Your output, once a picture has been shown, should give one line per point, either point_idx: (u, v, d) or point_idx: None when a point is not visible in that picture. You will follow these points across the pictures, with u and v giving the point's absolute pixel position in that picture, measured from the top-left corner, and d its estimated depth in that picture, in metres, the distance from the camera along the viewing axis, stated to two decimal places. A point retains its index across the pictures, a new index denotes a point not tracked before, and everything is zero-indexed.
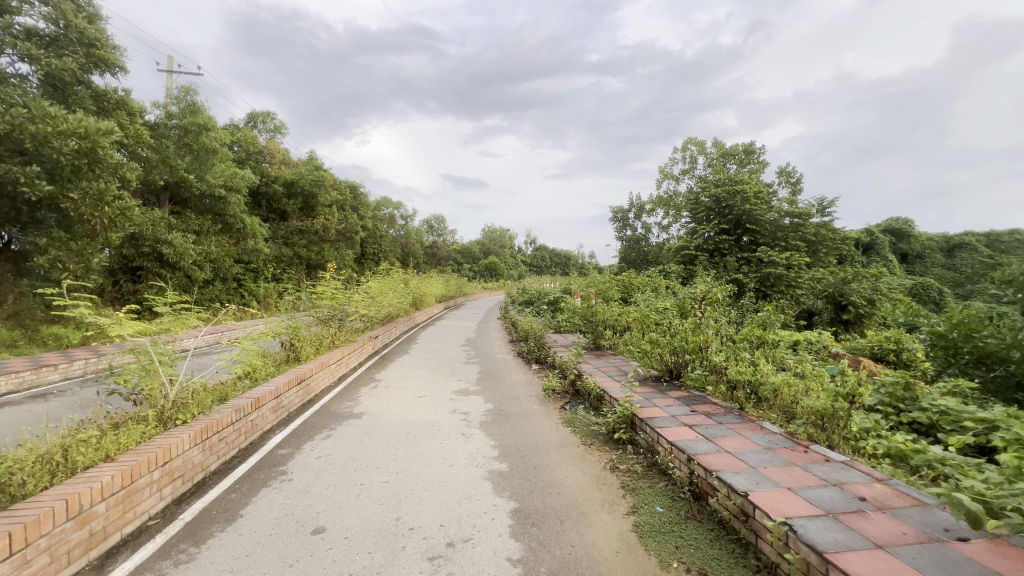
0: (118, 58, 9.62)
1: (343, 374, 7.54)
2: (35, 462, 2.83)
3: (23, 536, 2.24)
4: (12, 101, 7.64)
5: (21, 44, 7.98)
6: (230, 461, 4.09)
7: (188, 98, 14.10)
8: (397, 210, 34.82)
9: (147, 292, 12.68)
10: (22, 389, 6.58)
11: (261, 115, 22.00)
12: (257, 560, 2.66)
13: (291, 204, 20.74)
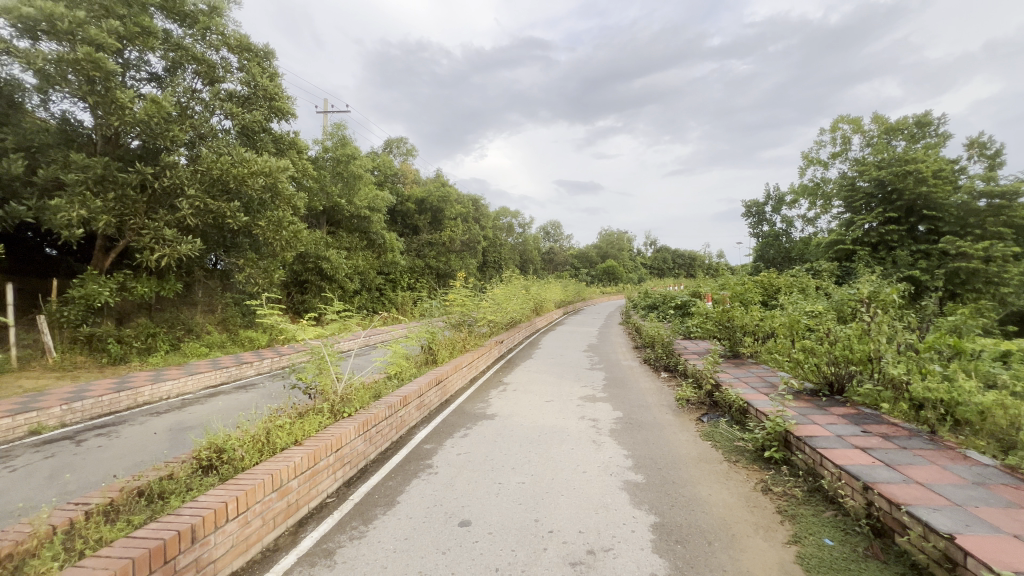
0: (291, 107, 11.52)
1: (474, 377, 7.99)
2: (249, 442, 3.50)
3: (245, 500, 2.79)
4: (221, 151, 9.61)
5: (226, 105, 10.02)
6: (385, 452, 4.60)
7: (339, 133, 16.40)
8: (515, 219, 35.97)
9: (313, 302, 14.85)
10: (230, 380, 8.18)
11: (396, 141, 24.53)
12: (416, 544, 2.94)
13: (422, 219, 22.72)
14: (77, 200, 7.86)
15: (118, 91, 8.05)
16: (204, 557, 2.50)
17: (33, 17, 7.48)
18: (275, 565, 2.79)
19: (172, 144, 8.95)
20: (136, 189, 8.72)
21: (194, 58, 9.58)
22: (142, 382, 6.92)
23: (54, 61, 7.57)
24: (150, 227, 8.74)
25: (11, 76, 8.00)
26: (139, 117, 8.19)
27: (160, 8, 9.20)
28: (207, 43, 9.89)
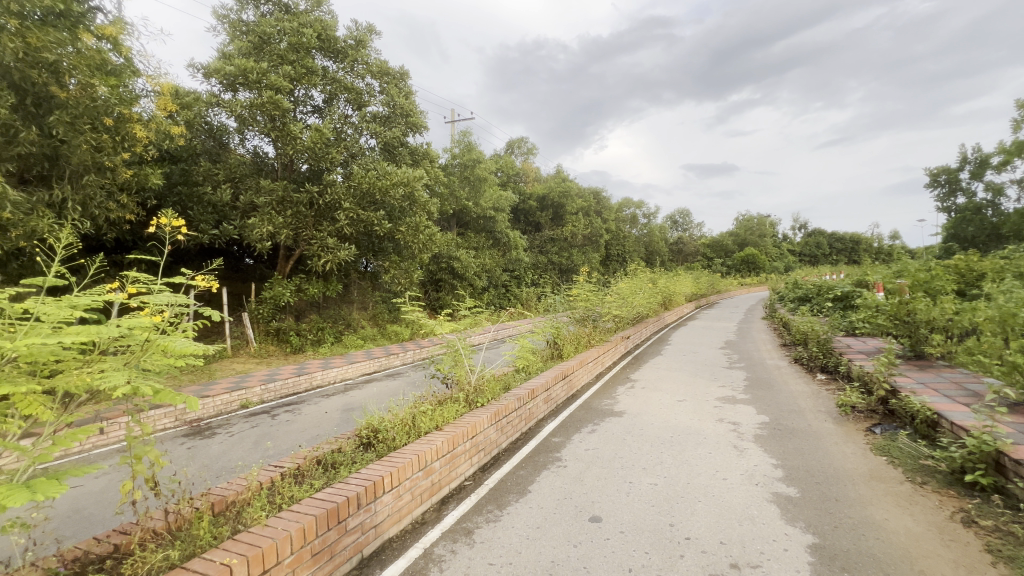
0: (424, 120, 12.57)
1: (600, 373, 7.89)
2: (398, 425, 3.92)
3: (398, 475, 3.14)
4: (369, 167, 10.89)
5: (371, 126, 11.33)
6: (516, 442, 4.80)
7: (465, 140, 17.44)
8: (638, 209, 34.53)
9: (446, 299, 16.05)
10: (381, 369, 9.26)
11: (516, 142, 25.28)
12: (548, 534, 3.02)
13: (543, 215, 23.08)
14: (266, 218, 9.61)
15: (292, 124, 9.63)
16: (367, 522, 2.90)
17: (233, 73, 9.28)
18: (424, 536, 3.11)
19: (332, 164, 10.41)
20: (306, 206, 10.32)
21: (346, 88, 10.99)
22: (315, 369, 8.20)
23: (248, 106, 9.30)
24: (317, 237, 10.28)
25: (221, 123, 10.03)
26: (307, 145, 9.71)
27: (319, 49, 10.74)
28: (355, 73, 11.26)
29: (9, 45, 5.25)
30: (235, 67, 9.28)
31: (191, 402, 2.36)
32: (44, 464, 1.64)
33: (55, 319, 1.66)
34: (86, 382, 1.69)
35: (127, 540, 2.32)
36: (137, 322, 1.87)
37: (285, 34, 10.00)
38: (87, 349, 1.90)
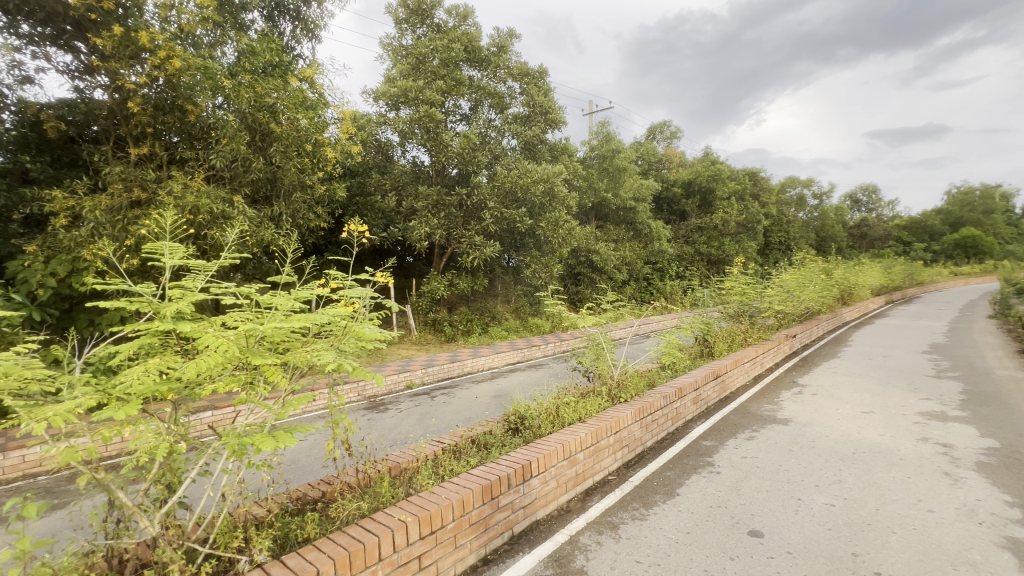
0: (562, 116, 12.70)
1: (758, 375, 7.10)
2: (543, 414, 4.07)
3: (542, 463, 3.26)
4: (511, 166, 11.41)
5: (512, 127, 11.84)
6: (661, 442, 4.60)
7: (604, 130, 17.14)
8: (806, 188, 29.97)
9: (586, 292, 16.03)
10: (524, 360, 9.69)
11: (658, 127, 23.97)
12: (699, 541, 2.86)
13: (689, 203, 21.51)
14: (424, 221, 10.75)
15: (443, 133, 10.59)
16: (517, 502, 3.09)
17: (396, 94, 10.52)
18: (569, 524, 3.19)
19: (478, 167, 11.19)
20: (456, 207, 11.28)
21: (489, 94, 11.66)
22: (466, 357, 8.92)
23: (409, 122, 10.47)
24: (466, 235, 11.17)
25: (387, 139, 11.48)
26: (456, 151, 10.59)
27: (466, 61, 11.57)
28: (498, 78, 11.88)
29: (245, 94, 7.17)
30: (399, 89, 10.50)
31: (376, 380, 2.85)
32: (281, 420, 2.10)
33: (286, 307, 2.09)
34: (307, 357, 2.09)
35: (330, 489, 2.84)
36: (339, 311, 2.26)
37: (437, 51, 11.00)
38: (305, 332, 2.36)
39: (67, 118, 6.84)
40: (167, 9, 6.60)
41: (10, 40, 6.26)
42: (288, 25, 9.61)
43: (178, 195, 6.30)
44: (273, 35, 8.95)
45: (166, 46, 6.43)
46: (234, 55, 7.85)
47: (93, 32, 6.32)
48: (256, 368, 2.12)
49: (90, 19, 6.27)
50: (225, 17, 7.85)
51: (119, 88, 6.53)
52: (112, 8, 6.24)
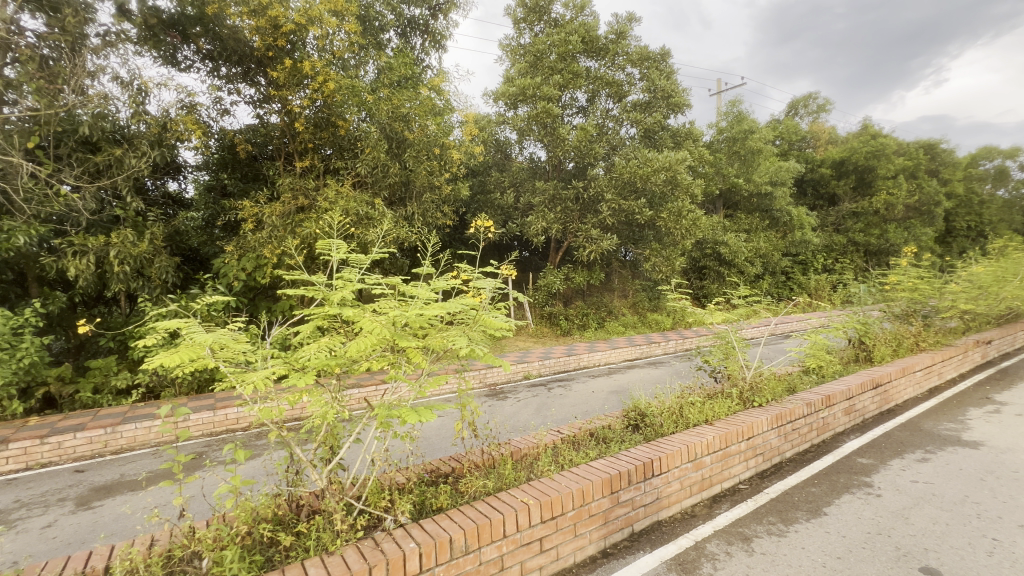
0: (687, 99, 11.91)
1: (935, 387, 5.93)
2: (666, 413, 3.91)
3: (665, 462, 3.14)
4: (629, 156, 11.04)
5: (632, 115, 11.41)
6: (805, 454, 4.11)
7: (734, 110, 15.66)
8: (1008, 159, 24.08)
9: (712, 287, 14.89)
10: (643, 357, 9.35)
11: (801, 100, 21.15)
12: (853, 569, 2.52)
13: (841, 185, 18.66)
14: (541, 216, 10.94)
15: (561, 128, 10.62)
16: (638, 499, 3.03)
17: (515, 94, 10.79)
18: (695, 529, 3.04)
19: (595, 159, 11.05)
20: (573, 201, 11.29)
21: (607, 84, 11.39)
22: (582, 351, 8.89)
23: (527, 119, 10.69)
24: (583, 229, 11.10)
25: (506, 138, 11.88)
26: (573, 144, 10.57)
27: (584, 52, 11.45)
28: (616, 66, 11.57)
29: (385, 107, 8.02)
30: (518, 88, 10.73)
31: (502, 368, 2.99)
32: (422, 398, 2.35)
33: (425, 296, 2.30)
34: (443, 342, 2.28)
35: (459, 466, 3.06)
36: (469, 301, 2.42)
37: (554, 46, 11.04)
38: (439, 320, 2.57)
39: (252, 141, 8.31)
40: (323, 39, 7.63)
41: (214, 81, 7.79)
42: (419, 39, 10.44)
43: (333, 201, 7.27)
44: (406, 50, 9.81)
45: (322, 72, 7.46)
46: (374, 73, 8.77)
47: (270, 67, 7.58)
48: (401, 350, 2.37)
49: (268, 56, 7.53)
50: (368, 40, 8.81)
51: (288, 112, 7.73)
52: (283, 44, 7.42)
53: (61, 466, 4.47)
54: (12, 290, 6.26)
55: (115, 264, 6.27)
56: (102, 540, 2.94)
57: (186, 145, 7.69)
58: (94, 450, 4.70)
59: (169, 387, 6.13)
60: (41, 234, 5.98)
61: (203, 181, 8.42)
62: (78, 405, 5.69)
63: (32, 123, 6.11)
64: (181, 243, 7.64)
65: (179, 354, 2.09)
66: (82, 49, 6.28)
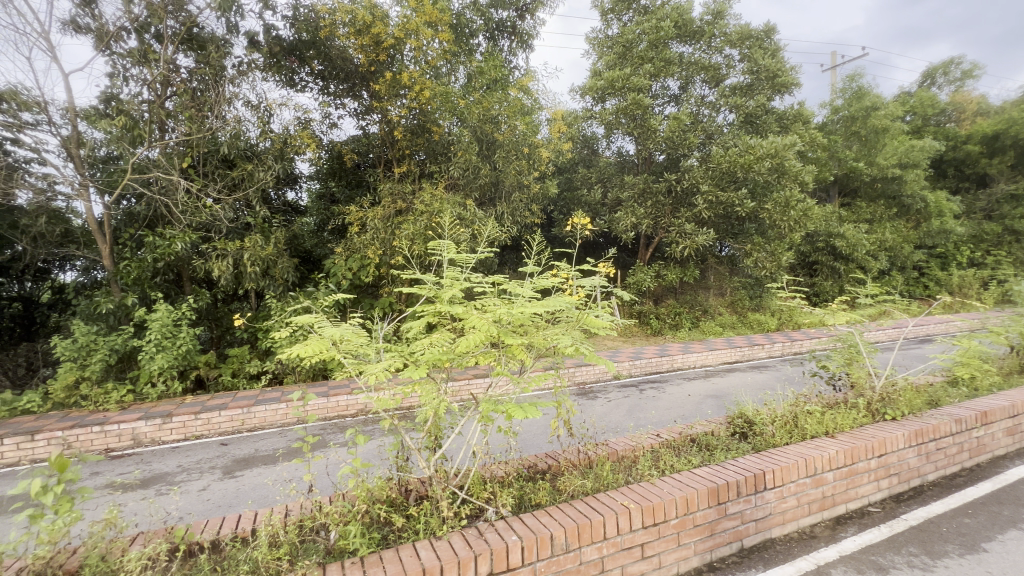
0: (795, 78, 10.85)
1: None
2: (779, 422, 3.59)
3: (780, 475, 2.89)
4: (728, 145, 10.28)
5: (731, 99, 10.61)
6: (953, 478, 3.54)
7: (853, 86, 13.93)
8: None
9: (825, 284, 13.40)
10: (744, 360, 8.69)
11: (939, 68, 18.24)
12: None
13: (994, 163, 15.79)
14: (630, 211, 10.61)
15: (652, 119, 10.17)
16: (748, 513, 2.82)
17: (603, 87, 10.51)
18: (816, 552, 2.76)
19: (689, 150, 10.48)
20: (665, 194, 10.79)
21: (703, 68, 10.77)
22: (675, 352, 8.45)
23: (616, 112, 10.36)
24: (676, 224, 10.58)
25: (593, 133, 11.66)
26: (666, 135, 10.11)
27: (676, 37, 10.88)
28: (713, 49, 10.86)
29: (477, 110, 8.25)
30: (606, 81, 10.46)
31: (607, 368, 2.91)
32: (526, 394, 2.39)
33: (528, 294, 2.31)
34: (545, 340, 2.29)
35: (556, 464, 3.07)
36: (572, 300, 2.40)
37: (645, 34, 10.61)
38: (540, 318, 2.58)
39: (357, 150, 9.06)
40: (419, 51, 8.07)
41: (325, 98, 8.58)
42: (506, 41, 10.61)
43: (429, 203, 7.65)
44: (495, 53, 10.03)
45: (419, 82, 7.94)
46: (465, 78, 9.09)
47: (372, 80, 8.17)
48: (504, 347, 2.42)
49: (371, 71, 8.12)
50: (459, 47, 9.14)
51: (387, 122, 8.30)
52: (384, 59, 7.97)
53: (209, 439, 5.21)
54: (171, 288, 7.28)
55: (248, 266, 7.17)
56: (248, 506, 3.38)
57: (302, 157, 8.57)
58: (234, 426, 5.41)
59: (290, 374, 6.89)
60: (193, 240, 7.02)
61: (315, 190, 9.31)
62: (221, 387, 6.60)
63: (185, 147, 7.27)
64: (299, 246, 8.53)
65: (312, 346, 2.34)
66: (222, 81, 7.33)
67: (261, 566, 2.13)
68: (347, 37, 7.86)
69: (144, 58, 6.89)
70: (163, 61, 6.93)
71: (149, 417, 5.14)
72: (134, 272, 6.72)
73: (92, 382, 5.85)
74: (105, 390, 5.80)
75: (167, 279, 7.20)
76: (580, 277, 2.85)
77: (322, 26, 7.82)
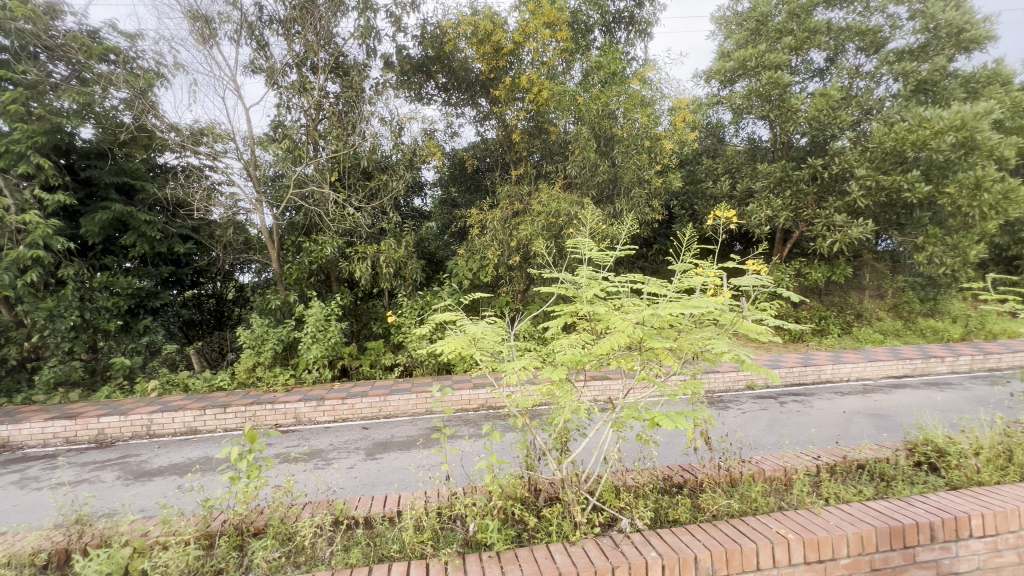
0: (989, 30, 8.84)
1: None
2: (986, 456, 2.90)
3: (993, 523, 2.32)
4: (893, 120, 8.71)
5: (897, 66, 9.01)
6: None
7: None
8: None
9: None
10: (915, 375, 7.29)
11: None
12: None
13: None
14: (764, 203, 9.54)
15: (792, 98, 8.93)
16: (946, 563, 2.31)
17: (732, 68, 9.53)
18: None
19: (840, 129, 9.12)
20: (808, 182, 9.52)
21: (858, 33, 9.37)
22: (824, 361, 7.35)
23: (747, 95, 9.32)
24: (822, 215, 9.25)
25: (719, 119, 10.80)
26: (810, 115, 8.85)
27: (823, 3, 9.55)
28: (871, 9, 9.35)
29: (595, 106, 8.07)
30: (735, 61, 9.47)
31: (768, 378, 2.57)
32: (672, 402, 2.23)
33: (673, 294, 2.17)
34: (694, 345, 2.13)
35: (695, 479, 2.82)
36: (725, 302, 2.17)
37: (783, 5, 9.49)
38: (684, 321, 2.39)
39: (476, 156, 9.64)
40: (538, 52, 8.17)
41: (448, 108, 9.12)
42: (623, 33, 10.31)
43: (546, 203, 7.64)
44: (612, 46, 9.75)
45: (538, 83, 8.09)
46: (581, 75, 8.96)
47: (492, 87, 8.50)
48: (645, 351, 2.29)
49: (491, 78, 8.47)
50: (576, 44, 9.04)
51: (505, 125, 8.66)
52: (503, 65, 8.24)
53: (353, 422, 5.82)
54: (322, 287, 8.25)
55: (384, 267, 7.88)
56: (396, 491, 3.61)
57: (428, 166, 9.21)
58: (373, 412, 5.97)
59: (419, 367, 7.44)
60: (340, 245, 7.92)
61: (438, 196, 9.94)
62: (361, 376, 7.36)
63: (332, 162, 8.20)
64: (425, 248, 9.16)
65: (455, 343, 2.46)
66: (361, 101, 8.19)
67: (408, 547, 2.29)
68: (468, 48, 8.28)
69: (303, 88, 7.91)
70: (317, 89, 7.93)
71: (307, 399, 5.90)
72: (295, 273, 7.77)
73: (265, 366, 6.91)
74: (275, 373, 6.83)
75: (319, 280, 8.17)
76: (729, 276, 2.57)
77: (446, 41, 8.35)
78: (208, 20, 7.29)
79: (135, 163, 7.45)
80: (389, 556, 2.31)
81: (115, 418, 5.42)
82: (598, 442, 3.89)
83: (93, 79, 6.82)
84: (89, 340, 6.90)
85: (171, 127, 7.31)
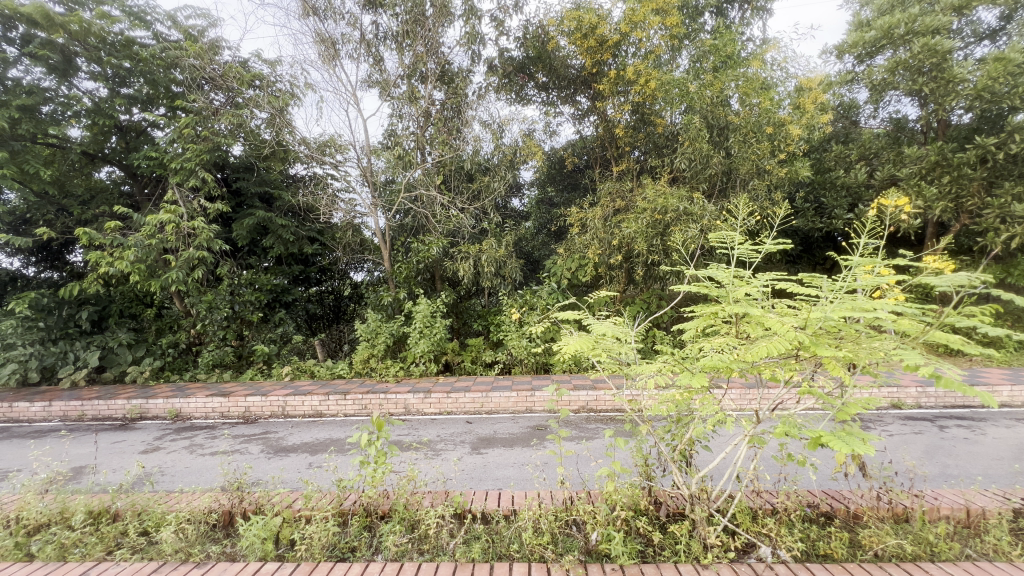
0: None
1: None
2: None
3: None
4: None
5: None
6: None
7: None
8: None
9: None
10: None
11: None
12: None
13: None
14: (913, 192, 8.09)
15: (955, 67, 7.54)
16: None
17: (873, 39, 8.26)
18: None
19: (1021, 100, 7.51)
20: (976, 165, 7.89)
21: None
22: (998, 380, 6.07)
23: (891, 69, 8.02)
24: (994, 204, 7.70)
25: (853, 99, 9.54)
26: (981, 85, 7.36)
27: None
28: None
29: (707, 92, 7.50)
30: (877, 30, 8.21)
31: (983, 397, 2.10)
32: (840, 420, 1.96)
33: (845, 300, 1.90)
34: (876, 358, 1.86)
35: (849, 510, 2.44)
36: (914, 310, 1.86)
37: None
38: (860, 330, 2.08)
39: (576, 154, 9.51)
40: (644, 42, 7.80)
41: (548, 107, 9.15)
42: (736, 12, 9.53)
43: (651, 199, 7.18)
44: (725, 28, 9.01)
45: (644, 74, 7.72)
46: (689, 62, 8.36)
47: (594, 82, 8.31)
48: (800, 360, 2.07)
49: (593, 73, 8.26)
50: (685, 29, 8.47)
51: (606, 121, 8.45)
52: (607, 57, 7.95)
53: (456, 416, 6.01)
54: (428, 286, 8.64)
55: (485, 266, 8.03)
56: (510, 488, 3.59)
57: (527, 165, 9.29)
58: (475, 407, 6.10)
59: (518, 364, 7.49)
60: (444, 245, 8.26)
61: (535, 196, 9.97)
62: (463, 371, 7.62)
63: (438, 166, 8.61)
64: (523, 248, 9.23)
65: (583, 343, 2.39)
66: (465, 106, 8.57)
67: (527, 548, 2.26)
68: (569, 45, 8.20)
69: (412, 97, 8.32)
70: (425, 98, 8.33)
71: (416, 391, 6.21)
72: (404, 271, 8.25)
73: (377, 358, 7.42)
74: (386, 365, 7.32)
75: (424, 278, 8.57)
76: (915, 275, 2.16)
77: (548, 40, 8.37)
78: (333, 42, 8.01)
79: (274, 174, 8.42)
80: (508, 555, 2.30)
81: (258, 398, 6.17)
82: (723, 459, 3.55)
83: (243, 103, 7.83)
84: (237, 329, 7.96)
85: (302, 141, 8.15)
